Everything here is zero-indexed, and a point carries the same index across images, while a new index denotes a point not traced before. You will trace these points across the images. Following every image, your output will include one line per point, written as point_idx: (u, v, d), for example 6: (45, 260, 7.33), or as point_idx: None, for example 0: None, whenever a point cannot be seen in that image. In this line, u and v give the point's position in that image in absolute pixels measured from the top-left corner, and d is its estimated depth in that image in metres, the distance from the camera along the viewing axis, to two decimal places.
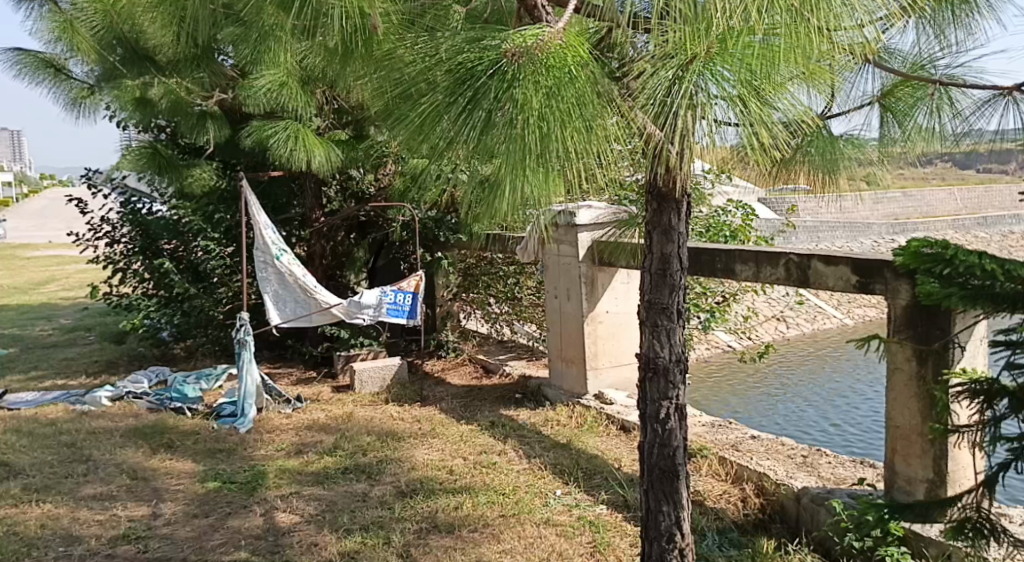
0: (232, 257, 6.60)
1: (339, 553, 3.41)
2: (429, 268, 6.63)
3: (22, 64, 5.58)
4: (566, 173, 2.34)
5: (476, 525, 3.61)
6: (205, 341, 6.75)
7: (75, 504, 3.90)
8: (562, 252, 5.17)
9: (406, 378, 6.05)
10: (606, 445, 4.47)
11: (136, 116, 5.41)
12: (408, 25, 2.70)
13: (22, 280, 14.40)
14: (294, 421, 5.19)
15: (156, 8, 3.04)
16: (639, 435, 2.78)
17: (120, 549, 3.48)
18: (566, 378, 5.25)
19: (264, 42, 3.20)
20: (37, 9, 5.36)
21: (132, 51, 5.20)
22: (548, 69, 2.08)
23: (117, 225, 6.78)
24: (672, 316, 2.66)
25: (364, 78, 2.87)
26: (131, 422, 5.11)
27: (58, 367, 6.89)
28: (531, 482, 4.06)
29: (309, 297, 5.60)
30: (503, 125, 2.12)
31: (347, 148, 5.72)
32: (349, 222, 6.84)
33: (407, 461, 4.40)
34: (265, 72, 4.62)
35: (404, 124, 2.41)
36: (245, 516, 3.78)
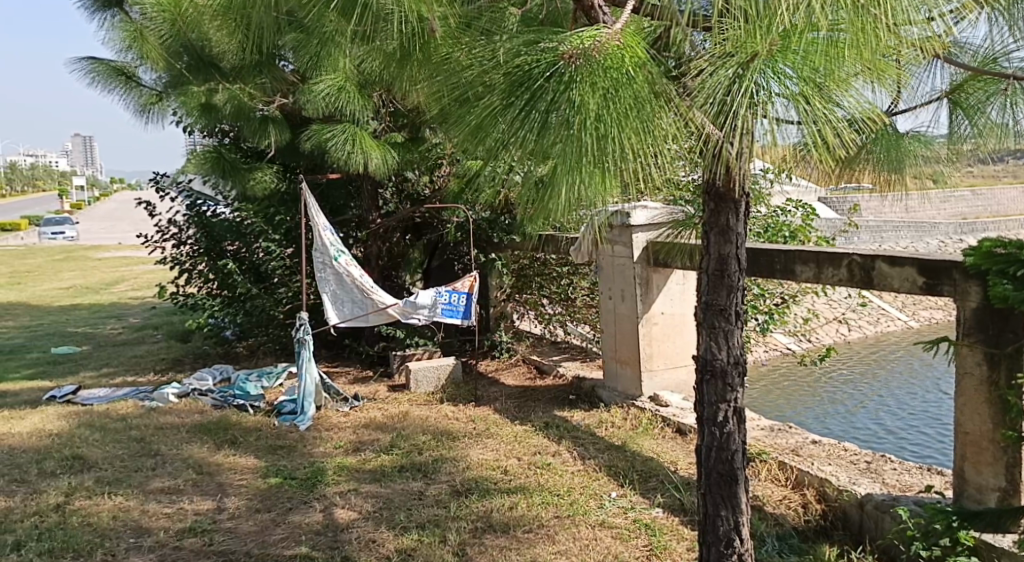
0: (292, 258, 6.73)
1: (396, 550, 3.46)
2: (483, 269, 6.67)
3: (94, 72, 5.80)
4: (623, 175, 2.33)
5: (531, 525, 3.63)
6: (266, 340, 6.90)
7: (144, 497, 4.03)
8: (617, 253, 5.16)
9: (461, 379, 6.10)
10: (662, 447, 4.45)
11: (202, 121, 5.59)
12: (464, 29, 2.73)
13: (94, 280, 14.84)
14: (351, 420, 5.27)
15: (224, 17, 3.13)
16: (696, 438, 2.77)
17: (187, 542, 3.58)
18: (620, 379, 5.22)
19: (325, 47, 3.24)
20: (110, 19, 5.57)
21: (198, 58, 5.24)
22: (606, 70, 2.09)
23: (184, 227, 7.01)
24: (730, 318, 2.64)
25: (421, 83, 2.90)
26: (196, 419, 5.25)
27: (126, 364, 7.10)
28: (586, 483, 4.06)
29: (367, 297, 5.68)
30: (560, 127, 2.13)
31: (403, 150, 5.78)
32: (405, 224, 6.91)
33: (463, 460, 4.44)
34: (325, 77, 4.71)
35: (461, 126, 2.43)
36: (305, 512, 3.86)
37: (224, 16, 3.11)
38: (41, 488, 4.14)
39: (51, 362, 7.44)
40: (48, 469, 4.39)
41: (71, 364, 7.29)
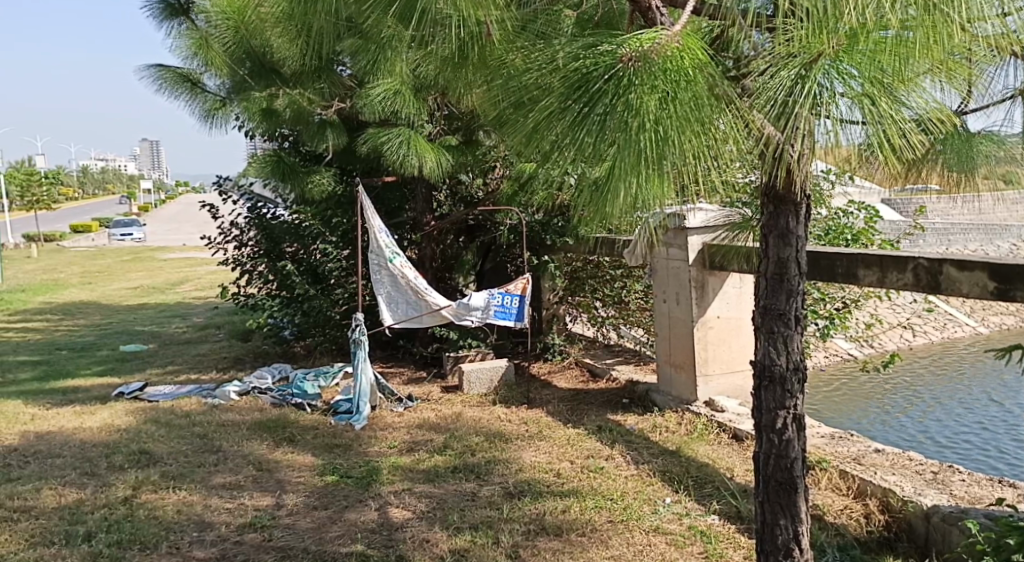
0: (348, 259, 6.83)
1: (450, 550, 3.49)
2: (535, 271, 6.67)
3: (162, 79, 5.96)
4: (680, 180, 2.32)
5: (584, 529, 3.62)
6: (323, 340, 7.00)
7: (206, 492, 4.12)
8: (672, 256, 5.12)
9: (514, 381, 6.11)
10: (717, 453, 4.40)
11: (262, 126, 5.69)
12: (520, 32, 2.74)
13: (159, 280, 15.23)
14: (406, 420, 5.32)
15: (287, 25, 3.20)
16: (754, 445, 2.73)
17: (247, 537, 3.65)
18: (675, 383, 5.17)
19: (382, 52, 3.27)
20: (177, 28, 5.72)
21: (260, 64, 5.49)
22: (665, 72, 2.09)
23: (245, 229, 7.19)
24: (789, 323, 2.60)
25: (477, 86, 2.92)
26: (256, 416, 5.35)
27: (190, 363, 7.29)
28: (639, 488, 4.04)
29: (421, 299, 5.72)
30: (616, 129, 2.13)
31: (457, 154, 5.82)
32: (458, 226, 6.96)
33: (515, 462, 4.45)
34: (381, 82, 4.78)
35: (517, 130, 2.44)
36: (360, 510, 3.91)
37: (287, 23, 3.15)
38: (110, 482, 4.27)
39: (119, 359, 7.66)
40: (117, 463, 4.53)
41: (138, 362, 7.50)
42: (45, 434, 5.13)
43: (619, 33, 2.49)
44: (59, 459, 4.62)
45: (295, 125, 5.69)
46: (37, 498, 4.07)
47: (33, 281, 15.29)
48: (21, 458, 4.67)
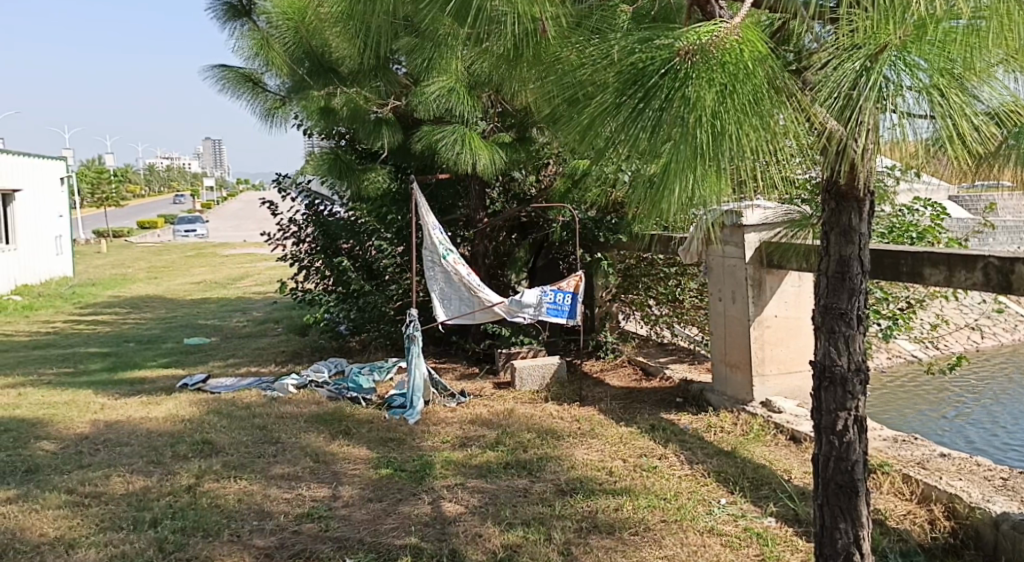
0: (403, 256, 6.89)
1: (502, 545, 3.50)
2: (589, 269, 6.64)
3: (225, 79, 6.11)
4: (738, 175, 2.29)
5: (637, 528, 3.61)
6: (378, 335, 7.08)
7: (266, 482, 4.21)
8: (728, 254, 5.06)
9: (566, 378, 6.10)
10: (774, 454, 4.34)
11: (320, 124, 5.78)
12: (574, 28, 2.74)
13: (220, 276, 15.55)
14: (458, 415, 5.35)
15: (346, 25, 3.24)
16: (814, 447, 2.69)
17: (305, 526, 3.72)
18: (731, 383, 5.11)
19: (438, 49, 3.27)
20: (240, 29, 5.88)
21: (318, 64, 5.57)
22: (723, 66, 2.07)
23: (303, 226, 7.32)
24: (851, 322, 2.55)
25: (531, 83, 2.91)
26: (313, 409, 5.44)
27: (250, 356, 7.44)
28: (693, 489, 4.00)
29: (473, 295, 5.74)
30: (672, 125, 2.11)
31: (510, 151, 5.83)
32: (511, 223, 6.97)
33: (568, 460, 4.45)
34: (435, 80, 4.82)
35: (571, 127, 2.44)
36: (414, 504, 3.95)
37: (345, 22, 3.18)
38: (175, 470, 4.38)
39: (182, 352, 7.85)
40: (180, 452, 4.65)
41: (201, 354, 7.69)
42: (113, 423, 5.28)
43: (676, 27, 2.47)
44: (126, 447, 4.76)
45: (351, 124, 5.74)
46: (106, 484, 4.20)
47: (102, 275, 15.77)
48: (91, 446, 4.82)
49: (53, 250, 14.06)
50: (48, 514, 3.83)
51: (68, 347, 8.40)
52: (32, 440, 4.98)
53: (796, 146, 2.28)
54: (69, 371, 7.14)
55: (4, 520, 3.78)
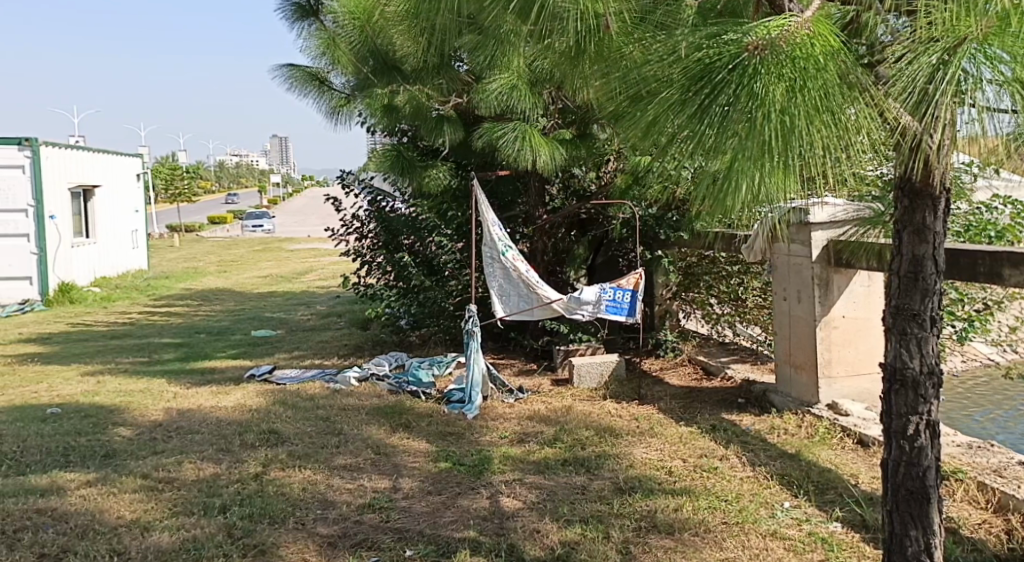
0: (463, 252, 6.94)
1: (560, 542, 3.50)
2: (649, 266, 6.58)
3: (292, 78, 6.23)
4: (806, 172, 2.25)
5: (697, 529, 3.56)
6: (437, 330, 7.14)
7: (330, 473, 4.28)
8: (794, 252, 4.96)
9: (625, 377, 6.06)
10: (841, 459, 4.24)
11: (384, 122, 5.86)
12: (638, 23, 2.70)
13: (286, 270, 15.83)
14: (516, 411, 5.37)
15: (410, 24, 3.26)
16: (884, 451, 2.63)
17: (367, 516, 3.77)
18: (795, 384, 5.02)
19: (501, 45, 3.24)
20: (307, 29, 6.01)
21: (382, 62, 5.63)
22: (794, 60, 2.04)
23: (366, 222, 7.43)
24: (924, 324, 2.48)
25: (593, 80, 2.88)
26: (375, 402, 5.52)
27: (314, 348, 7.58)
28: (756, 491, 3.94)
29: (532, 292, 5.74)
30: (739, 120, 2.08)
31: (571, 147, 5.82)
32: (571, 220, 6.96)
33: (626, 458, 4.42)
34: (497, 76, 4.85)
35: (634, 123, 2.41)
36: (473, 498, 3.97)
37: (410, 20, 3.19)
38: (243, 458, 4.49)
39: (250, 344, 8.03)
40: (248, 441, 4.75)
41: (267, 346, 7.85)
42: (186, 411, 5.43)
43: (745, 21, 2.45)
44: (197, 435, 4.89)
45: (414, 121, 5.79)
46: (179, 470, 4.32)
47: (173, 268, 16.21)
48: (164, 433, 4.97)
49: (129, 244, 14.51)
50: (124, 497, 3.96)
51: (143, 337, 8.67)
52: (110, 426, 5.15)
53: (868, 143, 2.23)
54: (144, 360, 7.37)
55: (84, 501, 3.91)
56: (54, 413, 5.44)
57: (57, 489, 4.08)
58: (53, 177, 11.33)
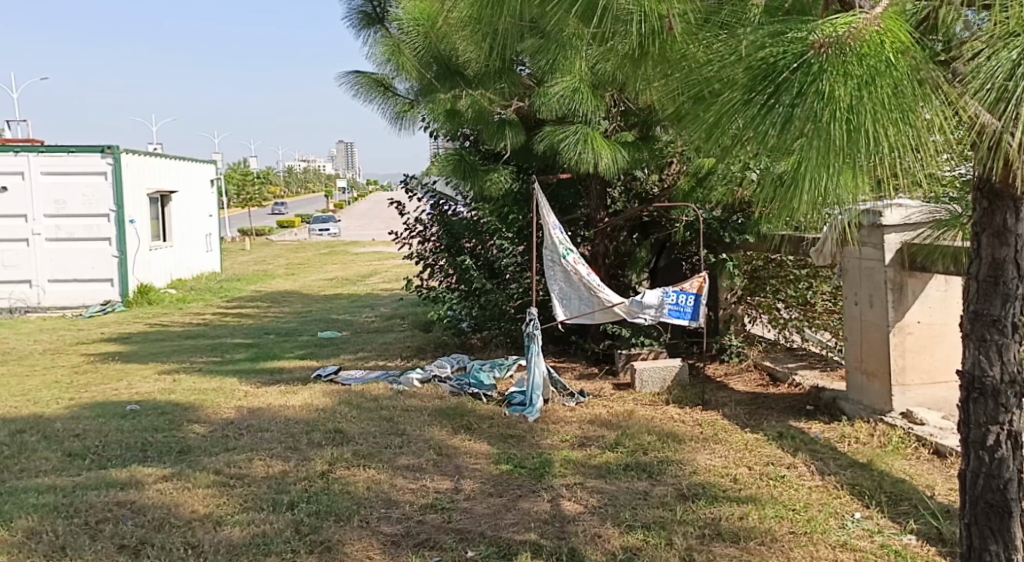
0: (524, 255, 6.95)
1: (622, 547, 3.46)
2: (713, 269, 6.48)
3: (358, 85, 6.33)
4: (874, 170, 2.17)
5: (763, 538, 3.49)
6: (498, 333, 7.17)
7: (393, 472, 4.32)
8: (866, 255, 4.83)
9: (688, 381, 5.98)
10: (915, 469, 4.11)
11: (447, 126, 5.89)
12: (703, 24, 2.62)
13: (351, 273, 16.07)
14: (578, 414, 5.34)
15: (474, 29, 3.26)
16: (961, 462, 2.54)
17: (429, 517, 3.79)
18: (867, 392, 4.89)
19: (566, 48, 3.20)
20: (373, 36, 6.09)
21: (445, 67, 5.67)
22: (862, 58, 1.98)
23: (428, 225, 7.49)
24: (1004, 330, 2.38)
25: (657, 82, 2.83)
26: (437, 403, 5.55)
27: (378, 350, 7.66)
28: (825, 500, 3.85)
29: (593, 295, 5.70)
30: (804, 121, 2.03)
31: (634, 150, 5.77)
32: (633, 223, 6.91)
33: (689, 464, 4.36)
34: (559, 80, 4.83)
35: (697, 125, 2.37)
36: (534, 500, 3.96)
37: (473, 25, 3.20)
38: (310, 456, 4.55)
39: (317, 345, 8.17)
40: (315, 440, 4.82)
41: (333, 347, 7.97)
42: (256, 409, 5.54)
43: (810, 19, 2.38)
44: (267, 433, 4.98)
45: (476, 125, 5.80)
46: (249, 466, 4.41)
47: (243, 271, 16.58)
48: (236, 430, 5.07)
49: (203, 247, 14.88)
50: (197, 492, 4.05)
51: (216, 337, 8.88)
52: (184, 423, 5.29)
53: (941, 139, 2.16)
54: (216, 360, 7.54)
55: (160, 495, 4.02)
56: (133, 410, 5.61)
57: (135, 483, 4.20)
58: (134, 182, 11.69)
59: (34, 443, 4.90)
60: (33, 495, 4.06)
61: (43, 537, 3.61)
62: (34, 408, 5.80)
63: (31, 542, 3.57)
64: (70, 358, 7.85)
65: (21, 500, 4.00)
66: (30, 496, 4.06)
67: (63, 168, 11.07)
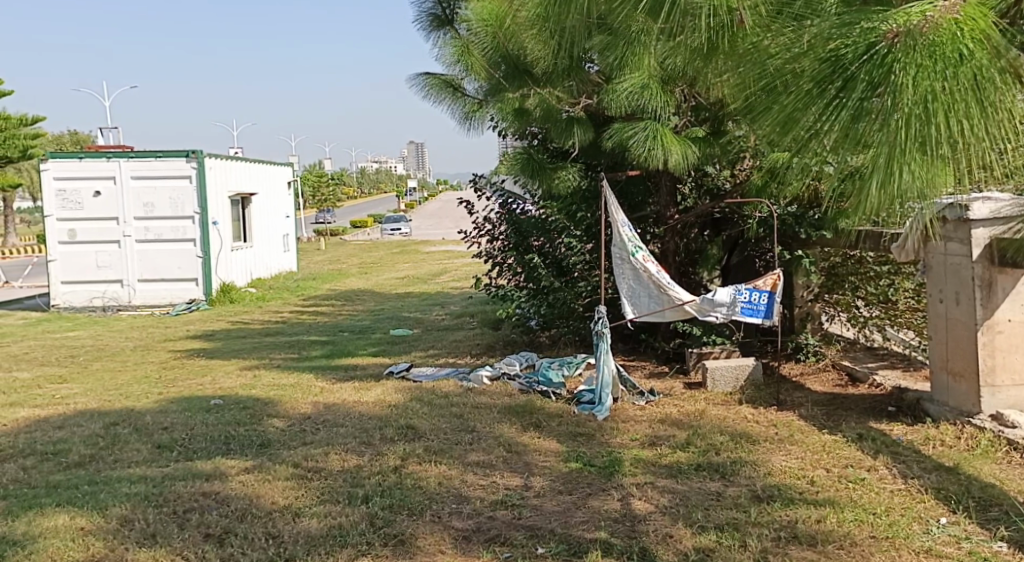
0: (593, 253, 6.90)
1: (694, 548, 3.40)
2: (788, 267, 6.34)
3: (428, 86, 6.39)
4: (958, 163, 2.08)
5: (842, 542, 3.39)
6: (567, 331, 7.15)
7: (463, 468, 4.34)
8: (951, 251, 4.67)
9: (762, 381, 5.86)
10: (1005, 474, 3.95)
11: (515, 125, 5.92)
12: (777, 16, 2.50)
13: (422, 272, 16.20)
14: (648, 413, 5.28)
15: (543, 27, 3.26)
16: None
17: (500, 513, 3.79)
18: (953, 393, 4.71)
19: (634, 44, 3.16)
20: (442, 38, 6.13)
21: (514, 66, 5.67)
22: (934, 48, 1.94)
23: (496, 224, 7.52)
24: None
25: (726, 76, 2.76)
26: (506, 401, 5.56)
27: (449, 347, 7.72)
28: (908, 504, 3.72)
29: (663, 293, 5.62)
30: (877, 114, 2.03)
31: (704, 145, 5.67)
32: (704, 220, 6.80)
33: (764, 465, 4.27)
34: (628, 76, 4.80)
35: (765, 118, 2.34)
36: (603, 499, 3.93)
37: (542, 24, 3.21)
38: (384, 451, 4.61)
39: (389, 342, 8.27)
40: (388, 435, 4.88)
41: (405, 344, 8.05)
42: (331, 405, 5.64)
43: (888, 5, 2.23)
44: (342, 428, 5.07)
45: (545, 123, 5.80)
46: (326, 460, 4.49)
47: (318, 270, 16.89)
48: (313, 425, 5.17)
49: (280, 247, 15.22)
50: (278, 484, 4.14)
51: (294, 334, 9.08)
52: (264, 417, 5.41)
53: None
54: (294, 356, 7.70)
55: (242, 487, 4.12)
56: (217, 404, 5.77)
57: (219, 474, 4.31)
58: (216, 185, 12.03)
59: (126, 435, 5.08)
60: (126, 485, 4.21)
61: (135, 524, 3.73)
62: (126, 402, 6.02)
63: (124, 529, 3.70)
64: (158, 354, 8.12)
65: (114, 489, 4.15)
66: (124, 486, 4.21)
67: (151, 172, 11.46)
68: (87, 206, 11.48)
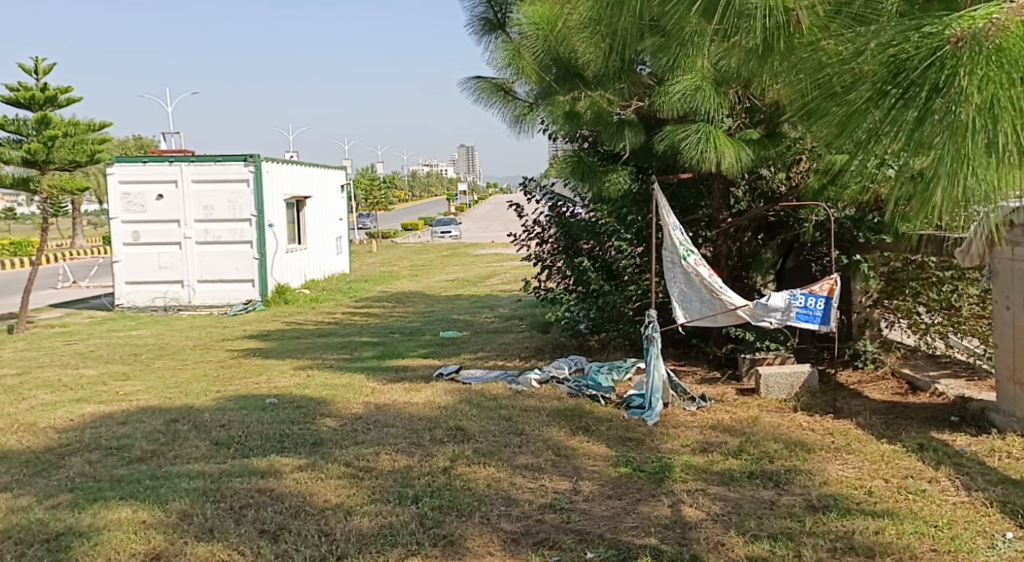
0: (643, 256, 6.83)
1: (747, 556, 3.34)
2: (845, 271, 6.20)
3: (480, 90, 6.41)
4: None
5: (902, 555, 3.30)
6: (617, 335, 7.07)
7: (512, 471, 4.33)
8: (1018, 256, 4.52)
9: (817, 388, 5.74)
10: None
11: (565, 128, 5.89)
12: (834, 15, 2.52)
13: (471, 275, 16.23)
14: (699, 419, 5.20)
15: (597, 29, 3.25)
16: None
17: (549, 516, 3.77)
18: (1021, 403, 4.55)
19: (687, 46, 3.12)
20: (495, 42, 6.16)
21: (565, 69, 5.62)
22: (999, 53, 1.97)
23: (546, 227, 7.49)
24: None
25: (782, 79, 2.72)
26: (555, 404, 5.53)
27: (498, 350, 7.72)
28: (971, 518, 3.60)
29: (715, 298, 5.54)
30: (939, 118, 2.02)
31: (759, 147, 5.57)
32: (758, 223, 6.69)
33: (819, 474, 4.17)
34: (682, 77, 4.76)
35: (823, 121, 2.34)
36: (654, 505, 3.88)
37: (596, 26, 3.20)
38: (434, 452, 4.63)
39: (439, 344, 8.30)
40: (438, 436, 4.89)
41: (455, 346, 8.08)
42: (382, 405, 5.68)
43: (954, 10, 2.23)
44: (393, 428, 5.10)
45: (594, 126, 5.74)
46: (377, 460, 4.52)
47: (369, 272, 17.05)
48: (365, 425, 5.21)
49: (332, 249, 15.40)
50: (330, 483, 4.17)
51: (346, 335, 9.16)
52: (317, 416, 5.47)
53: None
54: (346, 357, 7.77)
55: (296, 484, 4.17)
56: (272, 403, 5.85)
57: (274, 471, 4.37)
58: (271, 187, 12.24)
59: (185, 431, 5.18)
60: (185, 480, 4.29)
61: (194, 518, 3.80)
62: (185, 399, 6.14)
63: (183, 523, 3.77)
64: (216, 353, 8.27)
65: (174, 484, 4.23)
66: (183, 481, 4.29)
67: (209, 175, 11.70)
68: (150, 209, 11.77)
